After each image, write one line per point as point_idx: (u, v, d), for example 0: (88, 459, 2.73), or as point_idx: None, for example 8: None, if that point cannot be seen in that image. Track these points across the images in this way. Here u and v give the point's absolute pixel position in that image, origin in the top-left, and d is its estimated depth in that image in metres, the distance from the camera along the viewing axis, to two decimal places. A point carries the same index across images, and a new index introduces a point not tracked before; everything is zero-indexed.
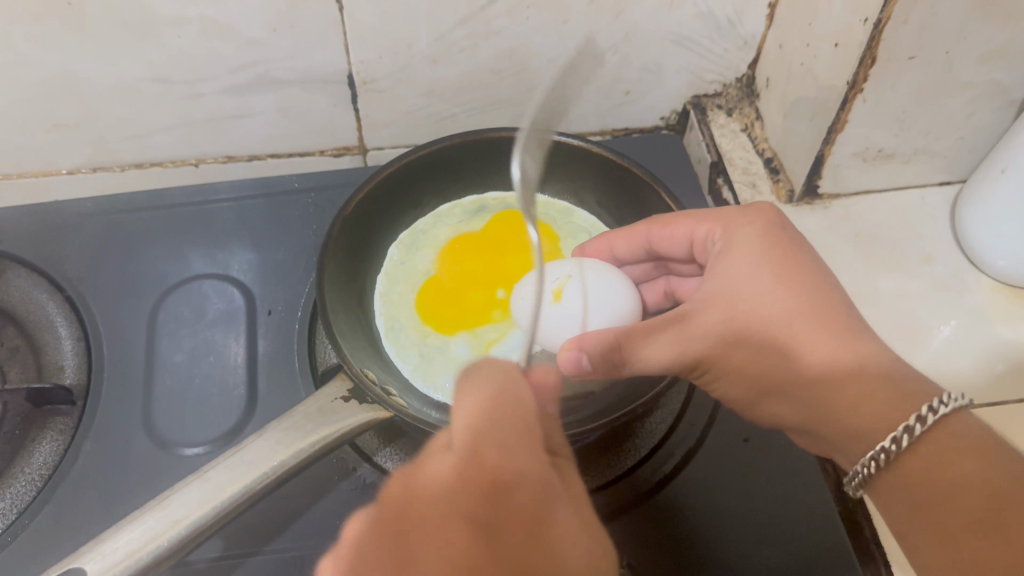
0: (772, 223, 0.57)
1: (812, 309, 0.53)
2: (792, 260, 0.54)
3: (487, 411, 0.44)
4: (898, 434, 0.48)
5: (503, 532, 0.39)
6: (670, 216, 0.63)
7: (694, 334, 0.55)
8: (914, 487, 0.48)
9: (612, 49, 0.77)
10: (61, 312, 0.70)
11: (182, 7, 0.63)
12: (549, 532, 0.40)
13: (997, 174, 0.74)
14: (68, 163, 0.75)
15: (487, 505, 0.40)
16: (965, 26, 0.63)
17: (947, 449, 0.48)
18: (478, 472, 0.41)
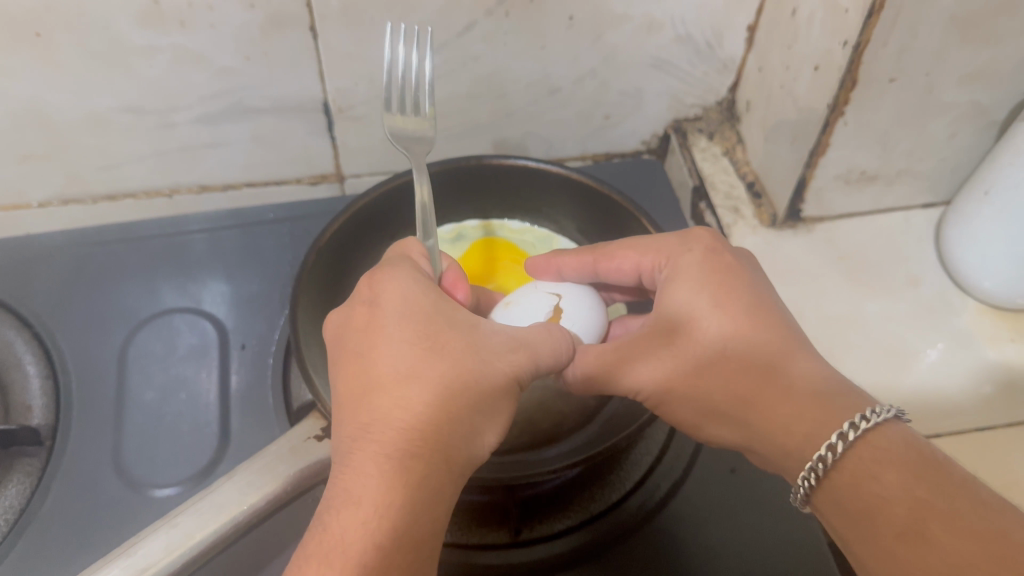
0: (709, 250, 0.55)
1: (756, 335, 0.51)
2: (731, 286, 0.53)
3: (390, 269, 0.50)
4: (824, 452, 0.45)
5: (360, 364, 0.46)
6: (621, 242, 0.61)
7: (658, 352, 0.55)
8: (840, 505, 0.45)
9: (591, 74, 0.76)
10: (29, 350, 0.69)
11: (152, 37, 0.62)
12: (389, 325, 0.46)
13: (981, 195, 0.73)
14: (39, 195, 0.74)
15: (355, 341, 0.47)
16: (943, 48, 0.62)
17: (872, 465, 0.44)
18: (351, 327, 0.48)
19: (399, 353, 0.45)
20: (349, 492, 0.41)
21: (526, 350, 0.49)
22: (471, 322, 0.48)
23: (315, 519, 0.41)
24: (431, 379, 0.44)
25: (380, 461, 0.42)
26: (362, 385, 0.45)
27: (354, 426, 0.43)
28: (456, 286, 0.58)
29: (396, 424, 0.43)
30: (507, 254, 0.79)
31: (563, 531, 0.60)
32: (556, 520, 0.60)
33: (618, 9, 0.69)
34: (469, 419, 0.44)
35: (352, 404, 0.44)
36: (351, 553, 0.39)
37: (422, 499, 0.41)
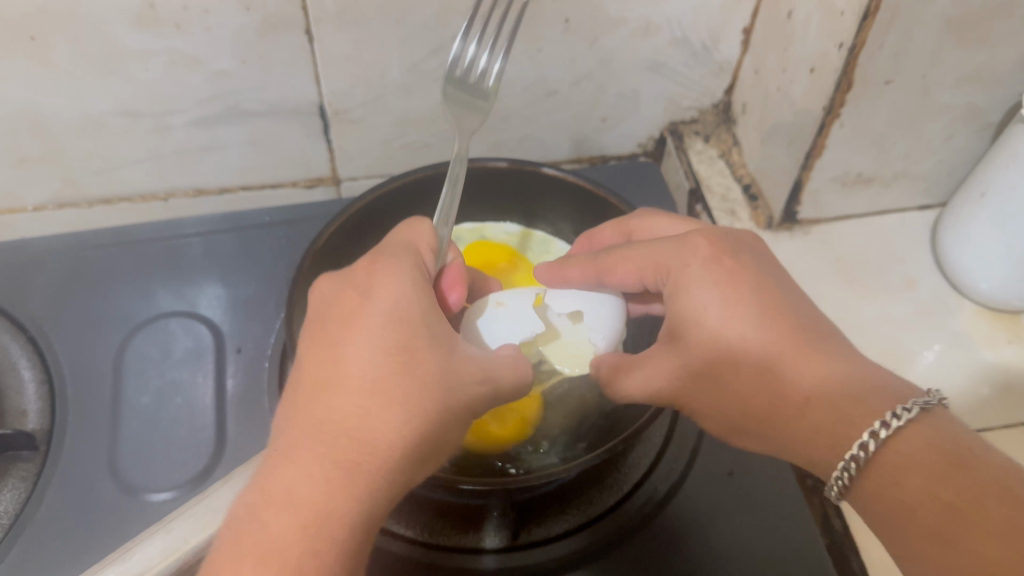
0: (707, 260, 0.54)
1: (766, 350, 0.50)
2: (737, 297, 0.52)
3: (383, 266, 0.49)
4: (847, 462, 0.45)
5: (325, 360, 0.45)
6: (620, 248, 0.59)
7: (675, 368, 0.54)
8: (877, 504, 0.44)
9: (587, 77, 0.76)
10: (24, 354, 0.68)
11: (148, 41, 0.62)
12: (366, 324, 0.46)
13: (977, 197, 0.73)
14: (35, 199, 0.74)
15: (328, 334, 0.46)
16: (939, 51, 0.63)
17: (898, 471, 0.43)
18: (326, 320, 0.47)
19: (369, 358, 0.44)
20: (293, 490, 0.40)
21: (489, 382, 0.49)
22: (448, 342, 0.48)
23: (247, 511, 0.39)
24: (397, 397, 0.44)
25: (329, 467, 0.41)
26: (325, 381, 0.44)
27: (308, 421, 0.42)
28: (451, 287, 0.58)
29: (350, 433, 0.42)
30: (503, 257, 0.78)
31: (560, 533, 0.60)
32: (554, 521, 0.60)
33: (614, 12, 0.70)
34: (423, 446, 0.44)
35: (308, 397, 0.44)
36: (288, 556, 0.38)
37: (362, 516, 0.41)
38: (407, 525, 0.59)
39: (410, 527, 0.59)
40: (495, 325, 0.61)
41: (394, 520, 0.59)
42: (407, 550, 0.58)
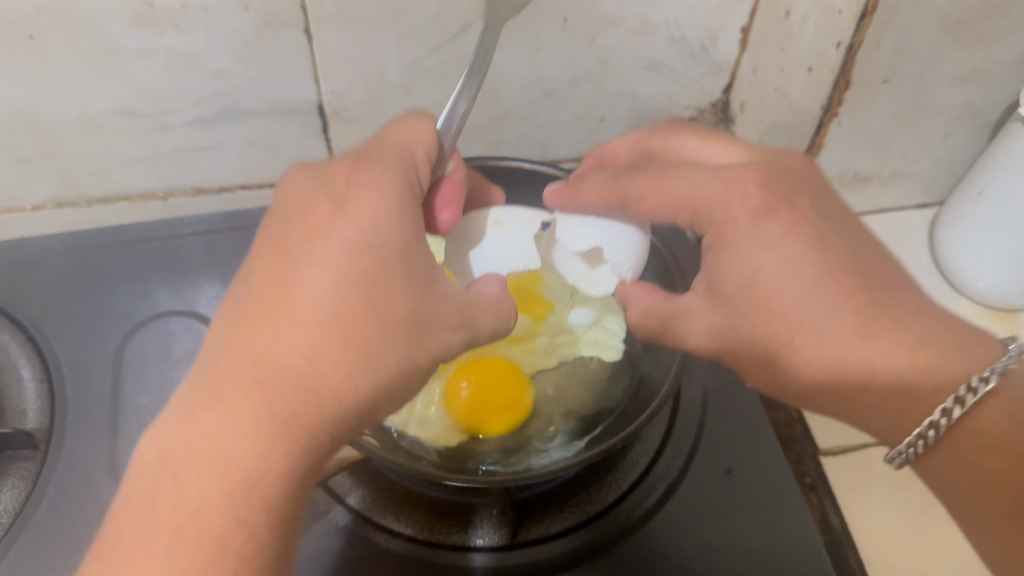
0: (756, 214, 0.48)
1: (832, 315, 0.46)
2: (797, 256, 0.47)
3: (372, 179, 0.44)
4: (926, 429, 0.47)
5: (275, 281, 0.42)
6: (649, 177, 0.54)
7: (720, 327, 0.51)
8: (964, 469, 0.47)
9: (586, 76, 0.76)
10: (24, 354, 0.69)
11: (147, 40, 0.62)
12: (332, 242, 0.42)
13: (974, 196, 0.74)
14: (33, 199, 0.74)
15: (288, 249, 0.43)
16: (937, 50, 0.64)
17: (977, 442, 0.46)
18: (290, 231, 0.43)
19: (328, 289, 0.41)
20: (215, 446, 0.39)
21: (467, 325, 0.47)
22: (429, 276, 0.45)
23: (164, 458, 0.39)
24: (350, 342, 0.41)
25: (261, 420, 0.40)
26: (273, 306, 0.41)
27: (247, 356, 0.40)
28: (444, 205, 0.54)
29: (290, 381, 0.40)
30: None
31: (559, 531, 0.59)
32: (553, 520, 0.60)
33: (613, 11, 0.70)
34: (376, 394, 0.43)
35: (249, 324, 0.41)
36: (208, 525, 0.38)
37: (290, 474, 0.41)
38: (407, 523, 0.60)
39: (410, 525, 0.59)
40: (487, 252, 0.58)
41: (394, 518, 0.60)
42: (403, 547, 0.58)
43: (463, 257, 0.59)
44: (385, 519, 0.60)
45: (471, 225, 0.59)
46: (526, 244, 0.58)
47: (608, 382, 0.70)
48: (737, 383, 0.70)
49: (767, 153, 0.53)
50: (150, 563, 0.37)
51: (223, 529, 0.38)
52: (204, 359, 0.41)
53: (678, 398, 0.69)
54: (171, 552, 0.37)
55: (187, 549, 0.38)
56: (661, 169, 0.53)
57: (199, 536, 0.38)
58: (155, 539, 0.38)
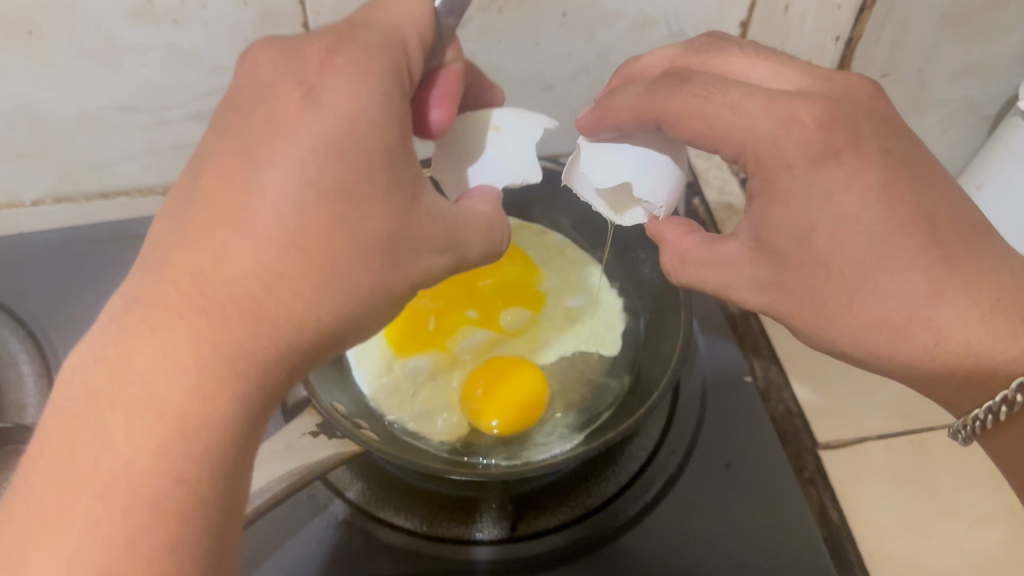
0: (813, 159, 0.43)
1: (900, 266, 0.42)
2: (864, 199, 0.42)
3: (353, 77, 0.38)
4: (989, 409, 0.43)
5: (227, 190, 0.37)
6: (690, 105, 0.47)
7: (760, 282, 0.47)
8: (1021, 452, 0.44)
9: (585, 71, 0.76)
10: (24, 348, 0.67)
11: (146, 35, 0.62)
12: (297, 140, 0.37)
13: (972, 189, 0.75)
14: (32, 194, 0.75)
15: (244, 148, 0.37)
16: (937, 44, 0.66)
17: None
18: (244, 130, 0.37)
19: (290, 199, 0.36)
20: (151, 387, 0.34)
21: (453, 245, 0.43)
22: (413, 190, 0.40)
23: (91, 397, 0.35)
24: (314, 263, 0.37)
25: (205, 356, 0.35)
26: (224, 216, 0.36)
27: (191, 276, 0.36)
28: (439, 103, 0.49)
29: (241, 312, 0.36)
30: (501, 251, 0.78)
31: (559, 525, 0.59)
32: (552, 514, 0.60)
33: (611, 6, 0.70)
34: (341, 324, 0.39)
35: (195, 236, 0.36)
36: (140, 484, 0.34)
37: (238, 422, 0.36)
38: (408, 516, 0.60)
39: (411, 518, 0.60)
40: (487, 161, 0.55)
41: (394, 512, 0.60)
42: (401, 541, 0.58)
43: (462, 169, 0.56)
44: (385, 512, 0.60)
45: (468, 129, 0.56)
46: (528, 154, 0.55)
47: (605, 374, 0.71)
48: (736, 378, 0.70)
49: (822, 90, 0.46)
50: (70, 522, 0.33)
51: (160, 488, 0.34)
52: (139, 278, 0.37)
53: (677, 393, 0.69)
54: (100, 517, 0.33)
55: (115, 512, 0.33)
56: (703, 87, 0.47)
57: (128, 495, 0.33)
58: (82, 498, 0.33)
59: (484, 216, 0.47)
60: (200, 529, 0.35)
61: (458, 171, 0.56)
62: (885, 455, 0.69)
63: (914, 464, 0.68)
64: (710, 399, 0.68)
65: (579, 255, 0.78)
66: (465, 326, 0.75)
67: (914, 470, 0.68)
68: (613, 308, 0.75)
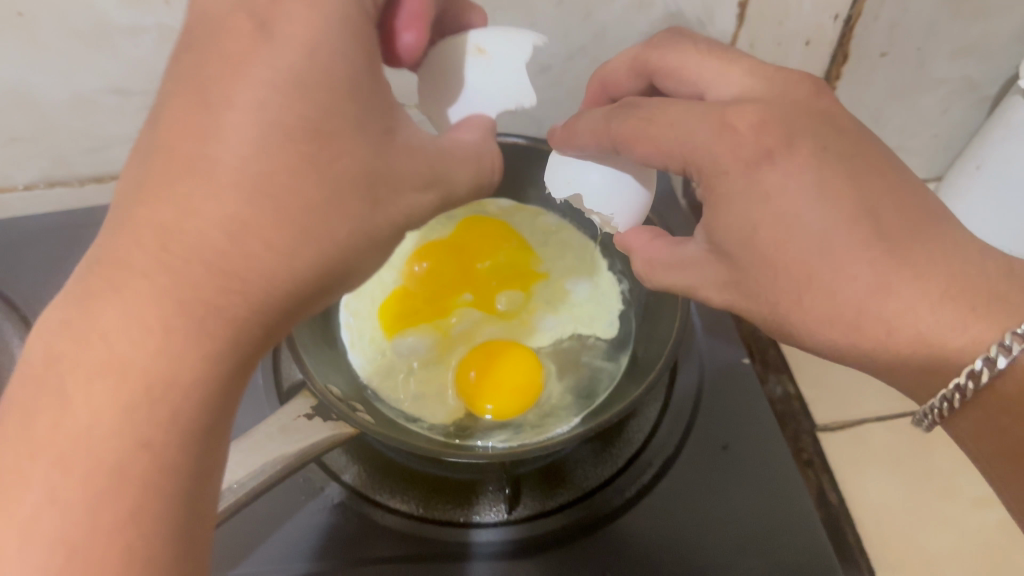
0: (779, 132, 0.41)
1: (869, 246, 0.39)
2: (835, 179, 0.40)
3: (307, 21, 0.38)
4: (945, 396, 0.41)
5: (181, 141, 0.37)
6: None
7: None
8: (988, 433, 0.41)
9: (580, 52, 0.73)
10: (18, 334, 0.67)
11: (137, 16, 0.61)
12: (253, 75, 0.37)
13: (972, 170, 0.75)
14: (25, 178, 0.74)
15: (197, 96, 0.37)
16: (936, 23, 0.66)
17: (1000, 414, 0.40)
18: (199, 79, 0.37)
19: (251, 138, 0.36)
20: (112, 348, 0.34)
21: (437, 185, 0.44)
22: (385, 125, 0.41)
23: (69, 369, 0.34)
24: (282, 210, 0.37)
25: (167, 312, 0.34)
26: (184, 163, 0.36)
27: (154, 231, 0.35)
28: (411, 26, 0.48)
29: (205, 266, 0.35)
30: (499, 233, 0.77)
31: (555, 507, 0.59)
32: (549, 496, 0.60)
33: None
34: (317, 272, 0.39)
35: (155, 187, 0.36)
36: (115, 450, 0.33)
37: (205, 383, 0.35)
38: (404, 500, 0.59)
39: (407, 501, 0.59)
40: (469, 92, 0.54)
41: (390, 495, 0.60)
42: (397, 524, 0.58)
43: (443, 103, 0.55)
44: (381, 496, 0.59)
45: (450, 62, 0.54)
46: (515, 69, 0.53)
47: (604, 358, 0.71)
48: (734, 363, 0.69)
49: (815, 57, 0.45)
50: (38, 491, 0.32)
51: (149, 466, 0.33)
52: (104, 237, 0.37)
53: (675, 375, 0.68)
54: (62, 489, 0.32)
55: (77, 483, 0.32)
56: None
57: (87, 467, 0.33)
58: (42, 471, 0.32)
59: (468, 156, 0.47)
60: (168, 505, 0.34)
61: (440, 106, 0.55)
62: (886, 440, 0.68)
63: (914, 448, 0.68)
64: (708, 382, 0.68)
65: (578, 238, 0.78)
66: (461, 309, 0.75)
67: (914, 455, 0.67)
68: (612, 294, 0.74)
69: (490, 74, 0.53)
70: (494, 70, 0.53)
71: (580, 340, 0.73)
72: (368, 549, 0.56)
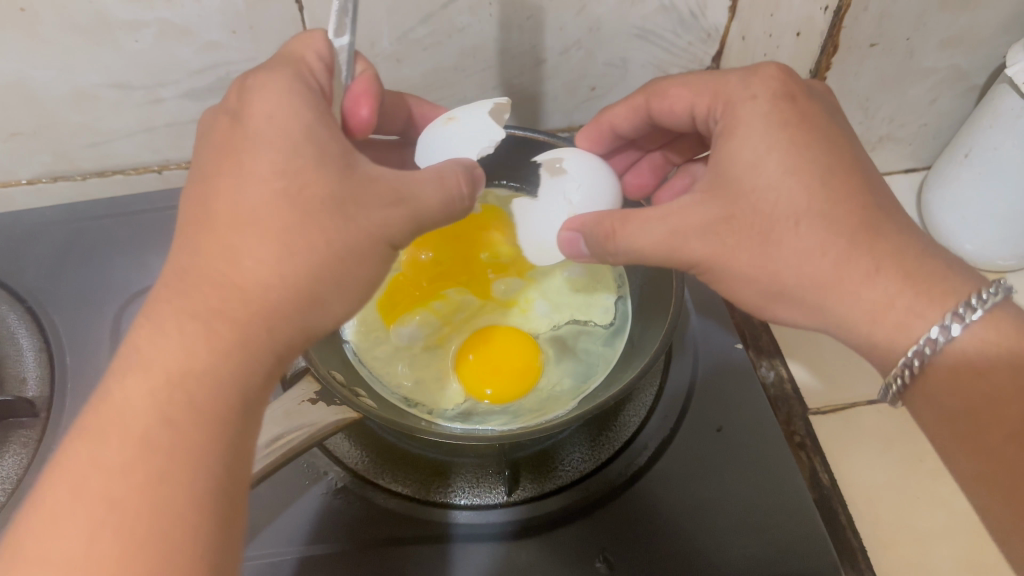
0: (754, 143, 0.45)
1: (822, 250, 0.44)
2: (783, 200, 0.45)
3: (290, 92, 0.42)
4: (920, 347, 0.42)
5: (207, 189, 0.40)
6: None
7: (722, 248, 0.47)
8: (952, 393, 0.42)
9: (577, 45, 0.74)
10: (22, 323, 0.68)
11: (138, 12, 0.62)
12: (271, 106, 0.41)
13: (961, 158, 0.77)
14: (29, 172, 0.75)
15: (223, 146, 0.41)
16: (925, 14, 0.67)
17: (970, 371, 0.41)
18: (227, 136, 0.41)
19: (276, 173, 0.39)
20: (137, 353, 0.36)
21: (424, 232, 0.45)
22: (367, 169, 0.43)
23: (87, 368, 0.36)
24: (289, 246, 0.39)
25: (214, 312, 0.37)
26: (224, 190, 0.39)
27: (191, 274, 0.38)
28: (358, 103, 0.52)
29: (236, 293, 0.37)
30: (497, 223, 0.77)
31: (556, 489, 0.60)
32: (548, 479, 0.61)
33: None
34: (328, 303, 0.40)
35: (214, 208, 0.39)
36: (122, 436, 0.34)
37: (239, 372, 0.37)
38: (405, 484, 0.61)
39: (409, 486, 0.61)
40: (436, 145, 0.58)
41: (393, 479, 0.61)
42: (399, 506, 0.59)
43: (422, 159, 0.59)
44: (383, 480, 0.61)
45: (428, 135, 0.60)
46: (469, 131, 0.58)
47: (601, 345, 0.72)
48: (729, 350, 0.70)
49: None
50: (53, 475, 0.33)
51: (160, 452, 0.34)
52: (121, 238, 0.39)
53: (670, 362, 0.69)
54: (90, 468, 0.33)
55: (109, 460, 0.33)
56: None
57: (116, 442, 0.34)
58: (77, 451, 0.34)
59: (451, 186, 0.46)
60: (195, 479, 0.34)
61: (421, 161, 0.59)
62: (875, 421, 0.70)
63: (903, 427, 0.69)
64: (703, 366, 0.69)
65: None
66: (460, 297, 0.76)
67: (904, 433, 0.69)
68: (608, 275, 0.76)
69: (445, 140, 0.58)
70: (448, 137, 0.58)
71: (577, 326, 0.74)
72: (371, 529, 0.58)
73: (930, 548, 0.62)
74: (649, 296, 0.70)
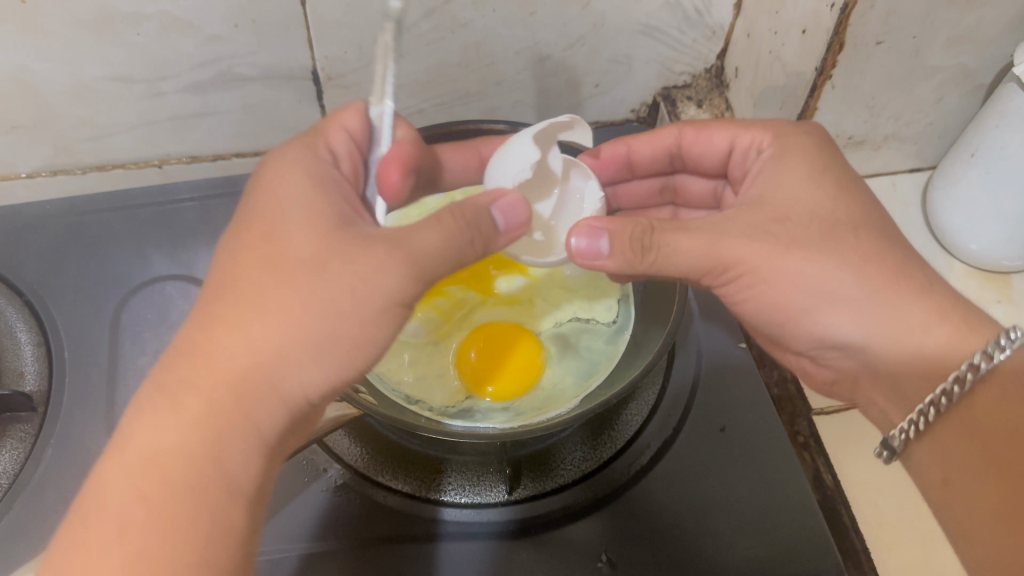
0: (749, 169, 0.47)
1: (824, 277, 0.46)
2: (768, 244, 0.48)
3: (306, 170, 0.47)
4: (961, 374, 0.44)
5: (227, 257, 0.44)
6: None
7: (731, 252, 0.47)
8: (981, 422, 0.44)
9: (581, 41, 0.74)
10: (20, 318, 0.68)
11: (139, 4, 0.62)
12: (290, 184, 0.45)
13: (967, 157, 0.76)
14: (27, 166, 0.74)
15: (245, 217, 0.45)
16: (932, 11, 0.66)
17: (1001, 402, 0.44)
18: (246, 211, 0.45)
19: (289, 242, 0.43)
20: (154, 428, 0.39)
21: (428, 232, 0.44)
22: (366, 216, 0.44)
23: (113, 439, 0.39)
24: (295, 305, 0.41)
25: (213, 375, 0.40)
26: (241, 258, 0.43)
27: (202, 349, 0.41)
28: (388, 169, 0.52)
29: (238, 357, 0.40)
30: None
31: (558, 488, 0.60)
32: (550, 478, 0.60)
33: None
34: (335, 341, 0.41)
35: (223, 269, 0.43)
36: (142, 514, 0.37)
37: (236, 432, 0.40)
38: (406, 482, 0.60)
39: (409, 484, 0.60)
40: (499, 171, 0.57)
41: (393, 476, 0.60)
42: (399, 504, 0.59)
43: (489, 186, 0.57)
44: (384, 477, 0.60)
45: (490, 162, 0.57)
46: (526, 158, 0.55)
47: (603, 343, 0.72)
48: (733, 349, 0.69)
49: None
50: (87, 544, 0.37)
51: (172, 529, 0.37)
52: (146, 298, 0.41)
53: (674, 361, 0.68)
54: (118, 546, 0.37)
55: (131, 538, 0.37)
56: None
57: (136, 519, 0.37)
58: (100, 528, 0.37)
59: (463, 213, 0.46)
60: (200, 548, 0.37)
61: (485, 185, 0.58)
62: None
63: None
64: (708, 365, 0.68)
65: None
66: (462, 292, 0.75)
67: None
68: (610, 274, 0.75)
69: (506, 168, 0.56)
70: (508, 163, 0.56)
71: (580, 324, 0.73)
72: (371, 527, 0.57)
73: (936, 551, 0.63)
74: (651, 302, 0.69)
